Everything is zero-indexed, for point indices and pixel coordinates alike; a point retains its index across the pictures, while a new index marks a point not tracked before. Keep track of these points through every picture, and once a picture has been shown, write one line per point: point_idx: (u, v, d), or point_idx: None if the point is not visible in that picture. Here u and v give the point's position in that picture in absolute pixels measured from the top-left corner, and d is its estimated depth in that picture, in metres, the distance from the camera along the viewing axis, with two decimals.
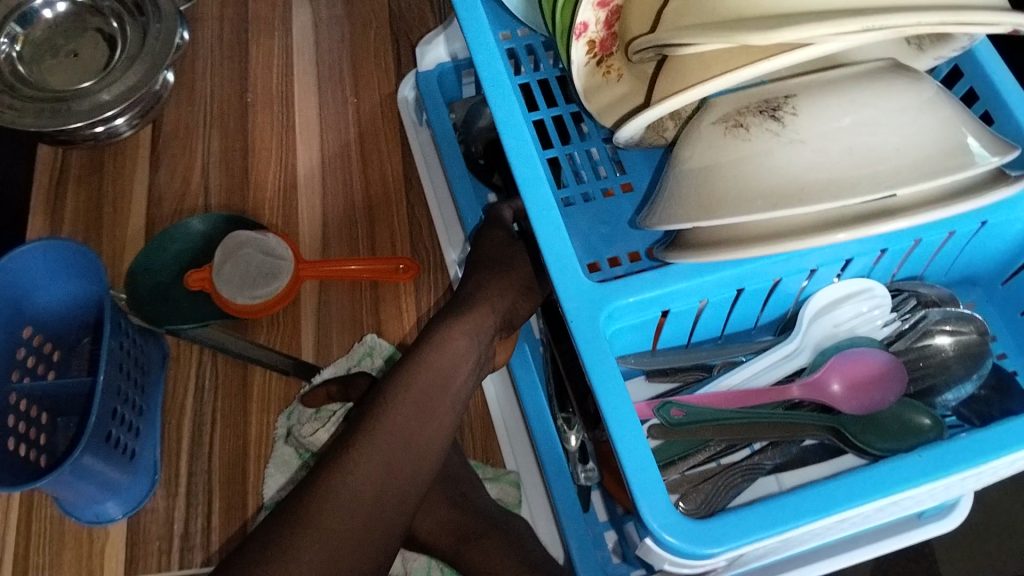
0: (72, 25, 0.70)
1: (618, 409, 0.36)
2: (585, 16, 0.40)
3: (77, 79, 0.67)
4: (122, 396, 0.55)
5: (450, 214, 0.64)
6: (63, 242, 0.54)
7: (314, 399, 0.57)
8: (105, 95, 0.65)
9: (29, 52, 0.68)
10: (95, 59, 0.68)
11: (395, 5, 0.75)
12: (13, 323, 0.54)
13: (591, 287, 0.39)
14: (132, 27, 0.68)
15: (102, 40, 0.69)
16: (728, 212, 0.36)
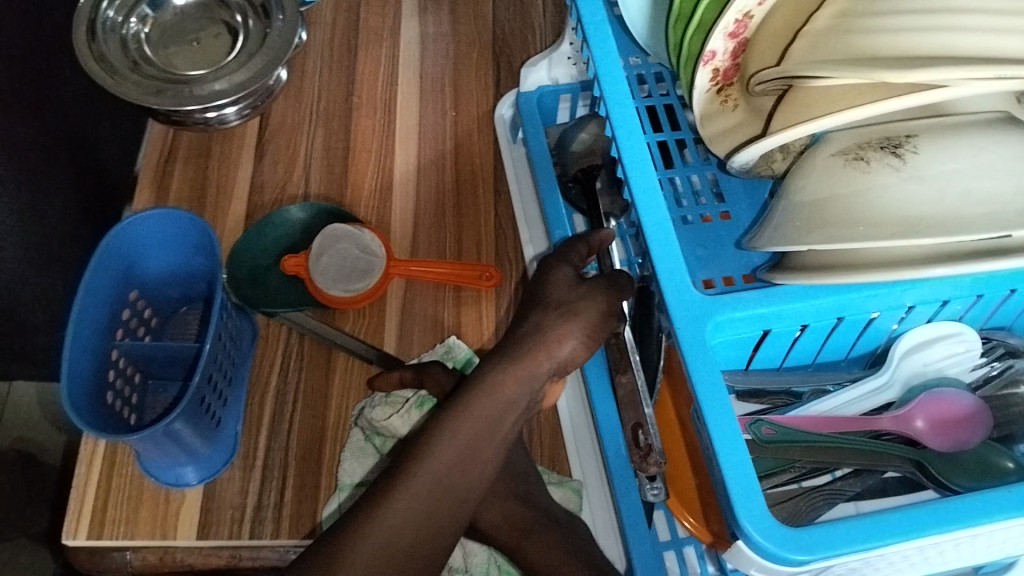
0: (199, 14, 0.74)
1: (721, 416, 0.37)
2: (716, 44, 0.42)
3: (197, 66, 0.71)
4: (220, 366, 0.57)
5: (539, 229, 0.67)
6: (179, 212, 0.57)
7: (386, 382, 0.60)
8: (219, 85, 0.67)
9: (154, 34, 0.71)
10: (215, 49, 0.72)
11: (499, 28, 0.78)
12: (123, 284, 0.57)
13: (701, 299, 0.41)
14: (255, 25, 0.72)
15: (224, 32, 0.73)
16: (846, 237, 0.37)
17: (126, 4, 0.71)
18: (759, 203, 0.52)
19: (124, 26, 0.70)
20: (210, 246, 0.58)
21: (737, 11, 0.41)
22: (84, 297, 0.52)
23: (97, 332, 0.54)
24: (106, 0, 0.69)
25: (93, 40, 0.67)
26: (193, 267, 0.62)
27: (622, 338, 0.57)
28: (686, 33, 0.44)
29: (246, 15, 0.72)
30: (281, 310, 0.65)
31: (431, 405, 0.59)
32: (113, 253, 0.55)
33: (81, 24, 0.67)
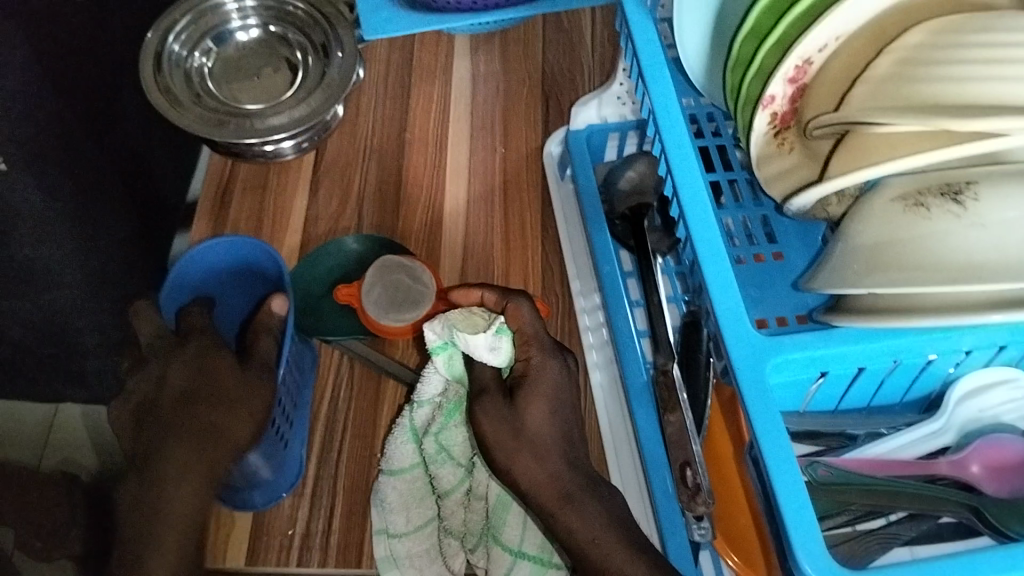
0: (260, 50, 0.76)
1: (781, 460, 0.37)
2: (775, 90, 0.43)
3: (257, 101, 0.73)
4: (285, 395, 0.58)
5: (586, 265, 0.69)
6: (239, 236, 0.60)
7: (468, 297, 0.59)
8: (278, 120, 0.69)
9: (217, 69, 0.74)
10: (275, 85, 0.74)
11: (550, 67, 0.80)
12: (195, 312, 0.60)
13: (759, 339, 0.41)
14: (313, 62, 0.74)
15: (284, 68, 0.75)
16: (905, 282, 0.38)
17: (192, 38, 0.73)
18: (812, 244, 0.53)
19: (190, 60, 0.72)
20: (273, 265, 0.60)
21: (798, 57, 0.42)
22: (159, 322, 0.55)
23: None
24: (173, 36, 0.72)
25: (159, 73, 0.70)
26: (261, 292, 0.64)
27: (671, 375, 0.57)
28: (745, 77, 0.44)
29: (306, 52, 0.74)
30: (336, 337, 0.67)
31: (506, 334, 0.53)
32: (186, 276, 0.61)
33: (149, 57, 0.70)
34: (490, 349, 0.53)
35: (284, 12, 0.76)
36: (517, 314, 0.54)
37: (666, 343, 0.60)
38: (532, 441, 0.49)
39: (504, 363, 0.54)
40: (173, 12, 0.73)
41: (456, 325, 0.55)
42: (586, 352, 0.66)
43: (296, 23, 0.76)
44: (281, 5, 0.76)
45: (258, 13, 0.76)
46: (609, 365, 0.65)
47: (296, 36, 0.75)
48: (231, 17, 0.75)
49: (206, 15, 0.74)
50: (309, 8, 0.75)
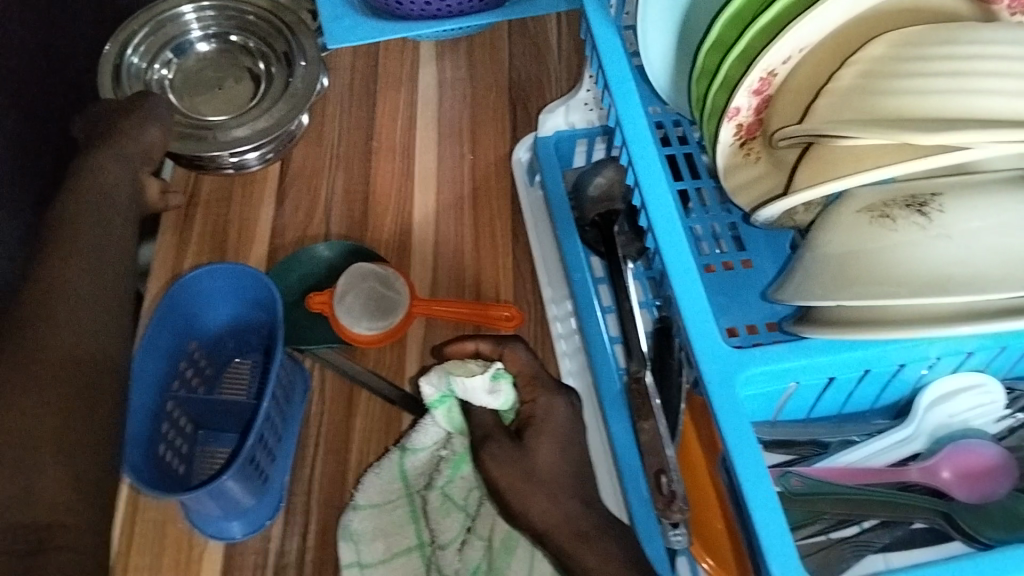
0: (221, 59, 0.75)
1: (756, 476, 0.37)
2: (739, 102, 0.43)
3: (221, 113, 0.72)
4: (270, 423, 0.57)
5: (557, 273, 0.68)
6: (227, 264, 0.57)
7: (462, 350, 0.59)
8: (243, 132, 0.69)
9: (178, 81, 0.73)
10: (239, 96, 0.73)
11: (517, 73, 0.79)
12: (181, 338, 0.58)
13: (727, 353, 0.41)
14: (277, 72, 0.72)
15: (247, 77, 0.74)
16: (872, 294, 0.38)
17: (150, 51, 0.72)
18: (781, 254, 0.53)
19: (149, 73, 0.71)
20: (266, 295, 0.58)
21: (763, 69, 0.42)
22: (142, 357, 0.53)
23: (154, 392, 0.55)
24: (131, 48, 0.71)
25: (118, 86, 0.69)
26: (252, 320, 0.61)
27: (643, 383, 0.58)
28: (711, 88, 0.44)
29: (269, 61, 0.73)
30: (310, 346, 0.66)
31: (506, 378, 0.56)
32: (182, 310, 0.58)
33: (107, 71, 0.70)
34: (489, 392, 0.56)
35: (245, 21, 0.75)
36: (513, 356, 0.58)
37: (638, 350, 0.60)
38: (545, 484, 0.51)
39: (503, 405, 0.57)
40: (132, 23, 0.73)
41: (450, 373, 0.57)
42: (560, 360, 0.66)
43: (257, 32, 0.75)
44: (241, 15, 0.75)
45: (218, 23, 0.75)
46: (583, 373, 0.65)
47: (258, 45, 0.74)
48: (190, 28, 0.74)
49: (164, 27, 0.73)
50: (271, 16, 0.74)
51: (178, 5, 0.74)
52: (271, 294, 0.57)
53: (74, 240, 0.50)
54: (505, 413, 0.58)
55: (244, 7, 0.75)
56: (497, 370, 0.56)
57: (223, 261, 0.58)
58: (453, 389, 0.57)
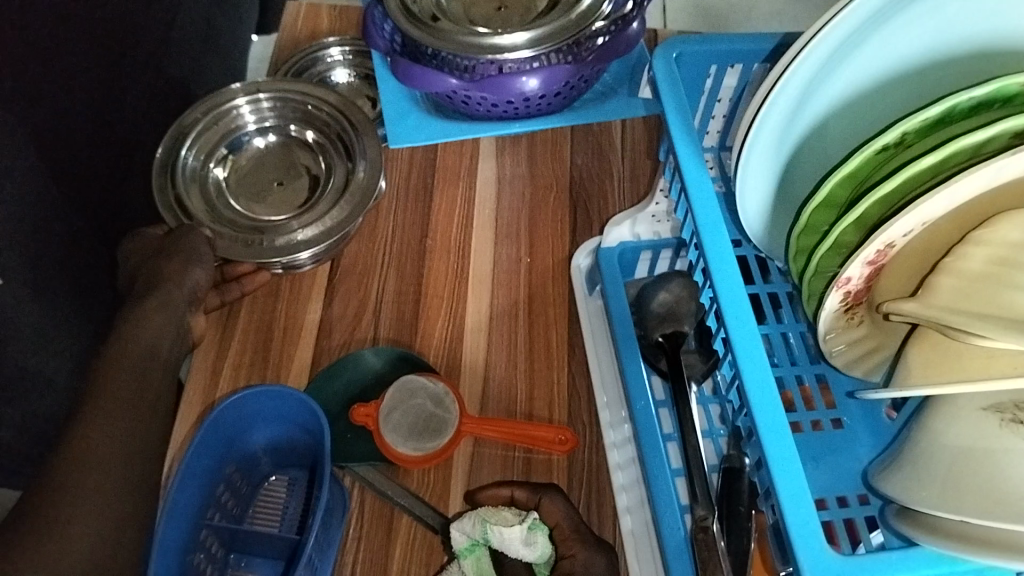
0: (280, 152, 0.75)
1: None
2: (853, 271, 0.39)
3: (279, 211, 0.71)
4: (310, 561, 0.53)
5: (615, 393, 0.64)
6: (269, 387, 0.54)
7: (495, 498, 0.58)
8: (299, 233, 0.66)
9: (234, 177, 0.73)
10: (298, 194, 0.72)
11: (578, 172, 0.76)
12: (220, 458, 0.55)
13: (833, 561, 0.37)
14: (338, 166, 0.71)
15: (307, 173, 0.73)
16: (1001, 511, 0.34)
17: (206, 147, 0.71)
18: (874, 417, 0.49)
19: (206, 172, 0.71)
20: (313, 420, 0.54)
21: (881, 242, 0.38)
22: (178, 489, 0.51)
23: (188, 524, 0.52)
24: (186, 145, 0.70)
25: (173, 187, 0.68)
26: (295, 440, 0.58)
27: (710, 532, 0.54)
28: (818, 251, 0.41)
29: (329, 157, 0.72)
30: (351, 462, 0.62)
31: (542, 530, 0.55)
32: (222, 430, 0.55)
33: (161, 175, 0.69)
34: (526, 543, 0.55)
35: (304, 112, 0.74)
36: (550, 508, 0.57)
37: (704, 493, 0.55)
38: None
39: (539, 558, 0.55)
40: (189, 117, 0.71)
41: (486, 518, 0.55)
42: (616, 493, 0.61)
43: (317, 124, 0.74)
44: (302, 107, 0.74)
45: (277, 115, 0.74)
46: (641, 508, 0.59)
47: (318, 139, 0.73)
48: (250, 123, 0.73)
49: (221, 121, 0.72)
50: (332, 108, 0.73)
51: (236, 96, 0.73)
52: (317, 422, 0.53)
53: (120, 365, 0.52)
54: (539, 566, 0.56)
55: (303, 96, 0.74)
56: (533, 521, 0.55)
57: (269, 384, 0.54)
58: (489, 537, 0.55)
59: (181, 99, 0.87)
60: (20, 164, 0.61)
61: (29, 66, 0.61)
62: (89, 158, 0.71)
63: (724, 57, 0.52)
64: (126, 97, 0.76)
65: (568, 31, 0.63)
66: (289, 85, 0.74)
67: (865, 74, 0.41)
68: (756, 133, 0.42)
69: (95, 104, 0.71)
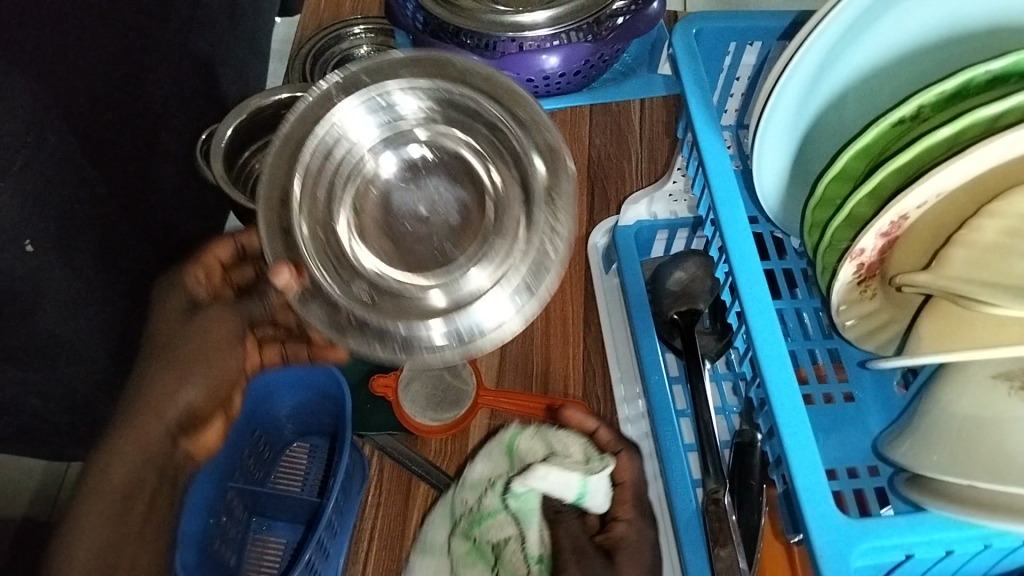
0: (449, 163, 0.52)
1: None
2: (866, 243, 0.40)
3: (404, 263, 0.50)
4: (331, 524, 0.54)
5: (630, 369, 0.64)
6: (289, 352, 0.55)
7: (576, 420, 0.60)
8: (446, 292, 0.48)
9: (375, 210, 0.51)
10: (469, 225, 0.51)
11: (597, 152, 0.77)
12: (247, 423, 0.57)
13: (842, 524, 0.38)
14: (499, 187, 0.50)
15: (470, 179, 0.51)
16: (1003, 474, 0.35)
17: (324, 192, 0.49)
18: (886, 390, 0.50)
19: (333, 228, 0.49)
20: (334, 385, 0.56)
21: (895, 213, 0.39)
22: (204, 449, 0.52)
23: (213, 482, 0.53)
24: (303, 219, 0.47)
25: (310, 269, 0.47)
26: (318, 408, 0.60)
27: (721, 504, 0.55)
28: (833, 224, 0.42)
29: (496, 173, 0.50)
30: (370, 432, 0.64)
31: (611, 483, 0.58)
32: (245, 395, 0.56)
33: (272, 244, 0.46)
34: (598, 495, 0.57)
35: (477, 124, 0.50)
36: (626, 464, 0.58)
37: (715, 466, 0.56)
38: None
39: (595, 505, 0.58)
40: (303, 163, 0.47)
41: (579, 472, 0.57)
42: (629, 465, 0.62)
43: (460, 114, 0.50)
44: (450, 98, 0.49)
45: (425, 111, 0.50)
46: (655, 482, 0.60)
47: (490, 145, 0.50)
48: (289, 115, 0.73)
49: (335, 155, 0.49)
50: (474, 92, 0.49)
51: (333, 91, 0.48)
52: (338, 383, 0.55)
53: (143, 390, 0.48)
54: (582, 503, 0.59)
55: (456, 62, 0.49)
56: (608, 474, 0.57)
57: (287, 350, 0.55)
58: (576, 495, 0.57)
59: (206, 78, 0.88)
60: (52, 136, 0.62)
61: (62, 39, 0.62)
62: (117, 131, 0.72)
63: (743, 33, 0.53)
64: (153, 72, 0.77)
65: (588, 11, 0.64)
66: (429, 71, 0.49)
67: (883, 48, 0.42)
68: (774, 110, 0.43)
69: (125, 79, 0.72)
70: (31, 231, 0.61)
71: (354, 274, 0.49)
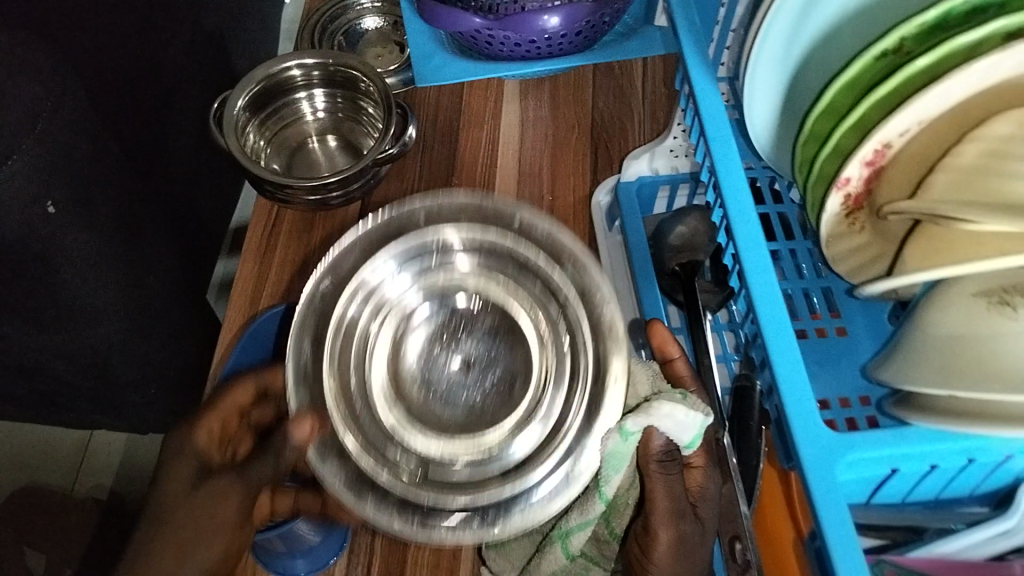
0: (500, 315, 0.45)
1: (845, 550, 0.37)
2: (851, 172, 0.42)
3: (450, 432, 0.44)
4: None
5: (633, 322, 0.66)
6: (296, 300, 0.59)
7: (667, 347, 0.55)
8: (496, 465, 0.42)
9: (419, 372, 0.45)
10: (520, 386, 0.44)
11: (600, 114, 0.78)
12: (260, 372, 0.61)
13: (827, 435, 0.40)
14: (517, 440, 0.43)
15: (497, 410, 0.44)
16: (981, 385, 0.36)
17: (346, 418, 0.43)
18: (879, 325, 0.51)
19: (364, 403, 0.44)
20: None
21: (878, 141, 0.40)
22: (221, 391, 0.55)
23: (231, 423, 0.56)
24: (332, 383, 0.43)
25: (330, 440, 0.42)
26: None
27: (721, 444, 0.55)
28: (820, 156, 0.44)
29: (539, 405, 0.43)
30: None
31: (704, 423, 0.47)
32: (257, 343, 0.60)
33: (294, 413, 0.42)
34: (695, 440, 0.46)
35: (529, 280, 0.45)
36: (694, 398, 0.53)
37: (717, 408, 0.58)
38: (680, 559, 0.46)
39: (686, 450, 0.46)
40: (329, 346, 0.44)
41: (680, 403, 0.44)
42: None
43: (504, 274, 0.45)
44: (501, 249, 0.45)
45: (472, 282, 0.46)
46: None
47: (537, 305, 0.45)
48: (299, 88, 0.75)
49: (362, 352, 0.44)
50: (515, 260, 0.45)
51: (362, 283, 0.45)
52: None
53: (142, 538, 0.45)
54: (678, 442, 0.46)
55: (491, 224, 0.46)
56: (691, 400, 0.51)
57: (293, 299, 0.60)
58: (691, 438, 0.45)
59: (218, 52, 0.90)
60: (71, 101, 0.63)
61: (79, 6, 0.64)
62: (131, 99, 0.74)
63: None
64: (166, 43, 0.79)
65: None
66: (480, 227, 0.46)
67: None
68: None
69: (138, 48, 0.74)
70: (51, 193, 0.62)
71: (387, 442, 0.43)
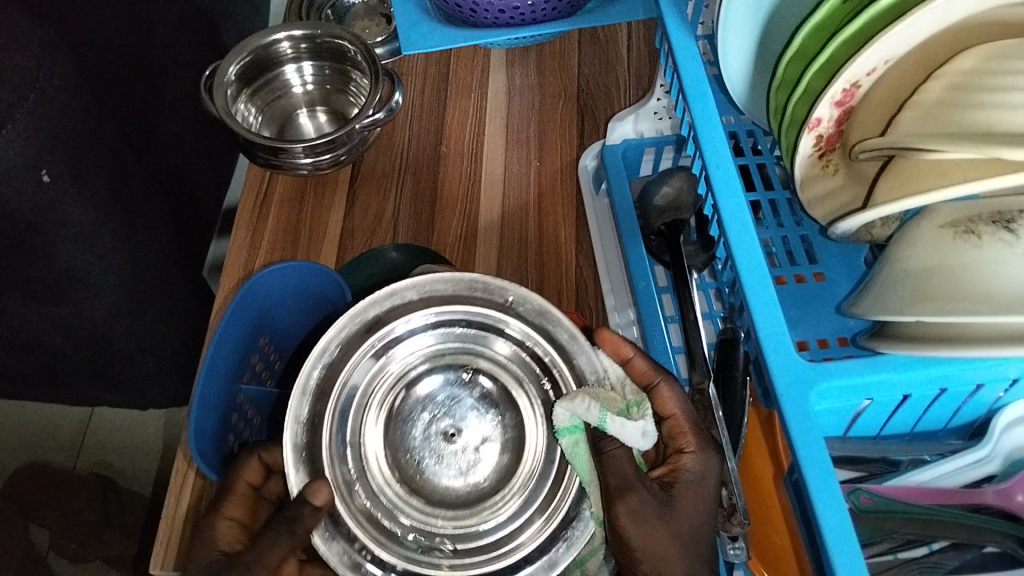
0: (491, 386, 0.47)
1: (821, 472, 0.37)
2: (822, 112, 0.43)
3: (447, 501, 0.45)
4: None
5: (620, 280, 0.67)
6: (291, 261, 0.59)
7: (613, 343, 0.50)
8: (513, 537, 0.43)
9: (401, 445, 0.46)
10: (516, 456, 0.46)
11: (585, 81, 0.79)
12: (254, 333, 0.61)
13: (801, 365, 0.41)
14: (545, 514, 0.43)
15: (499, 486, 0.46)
16: (946, 306, 0.38)
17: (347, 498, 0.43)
18: (855, 270, 0.53)
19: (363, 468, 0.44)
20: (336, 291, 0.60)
21: (846, 80, 0.41)
22: (216, 348, 0.55)
23: (226, 378, 0.57)
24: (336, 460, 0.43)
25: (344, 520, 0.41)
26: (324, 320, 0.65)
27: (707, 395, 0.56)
28: (792, 98, 0.45)
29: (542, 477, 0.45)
30: None
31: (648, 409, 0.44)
32: (250, 305, 0.59)
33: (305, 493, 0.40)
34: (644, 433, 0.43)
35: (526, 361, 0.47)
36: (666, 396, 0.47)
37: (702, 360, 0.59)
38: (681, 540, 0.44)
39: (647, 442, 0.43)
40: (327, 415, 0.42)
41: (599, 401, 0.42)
42: None
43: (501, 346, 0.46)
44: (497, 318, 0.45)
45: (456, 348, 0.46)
46: None
47: (535, 380, 0.46)
48: (287, 60, 0.76)
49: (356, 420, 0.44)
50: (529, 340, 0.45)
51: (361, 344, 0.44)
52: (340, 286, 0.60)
53: None
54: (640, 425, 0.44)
55: (480, 298, 0.45)
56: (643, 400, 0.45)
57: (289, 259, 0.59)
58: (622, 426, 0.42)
59: (208, 29, 0.91)
60: (63, 71, 0.64)
61: None
62: (122, 72, 0.74)
63: None
64: (156, 18, 0.80)
65: None
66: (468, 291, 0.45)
67: None
68: None
69: (128, 22, 0.74)
70: (45, 162, 0.63)
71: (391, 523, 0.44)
